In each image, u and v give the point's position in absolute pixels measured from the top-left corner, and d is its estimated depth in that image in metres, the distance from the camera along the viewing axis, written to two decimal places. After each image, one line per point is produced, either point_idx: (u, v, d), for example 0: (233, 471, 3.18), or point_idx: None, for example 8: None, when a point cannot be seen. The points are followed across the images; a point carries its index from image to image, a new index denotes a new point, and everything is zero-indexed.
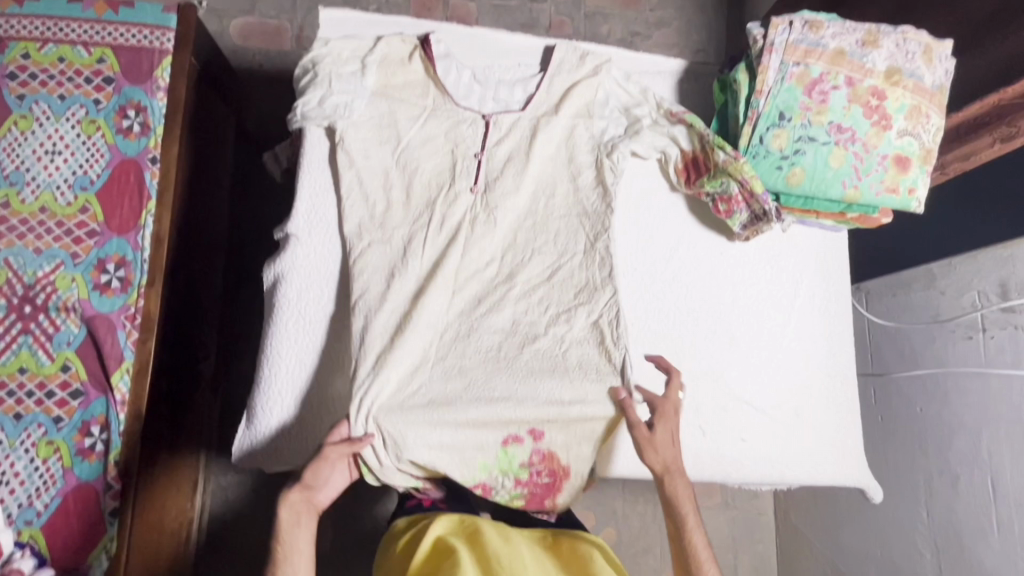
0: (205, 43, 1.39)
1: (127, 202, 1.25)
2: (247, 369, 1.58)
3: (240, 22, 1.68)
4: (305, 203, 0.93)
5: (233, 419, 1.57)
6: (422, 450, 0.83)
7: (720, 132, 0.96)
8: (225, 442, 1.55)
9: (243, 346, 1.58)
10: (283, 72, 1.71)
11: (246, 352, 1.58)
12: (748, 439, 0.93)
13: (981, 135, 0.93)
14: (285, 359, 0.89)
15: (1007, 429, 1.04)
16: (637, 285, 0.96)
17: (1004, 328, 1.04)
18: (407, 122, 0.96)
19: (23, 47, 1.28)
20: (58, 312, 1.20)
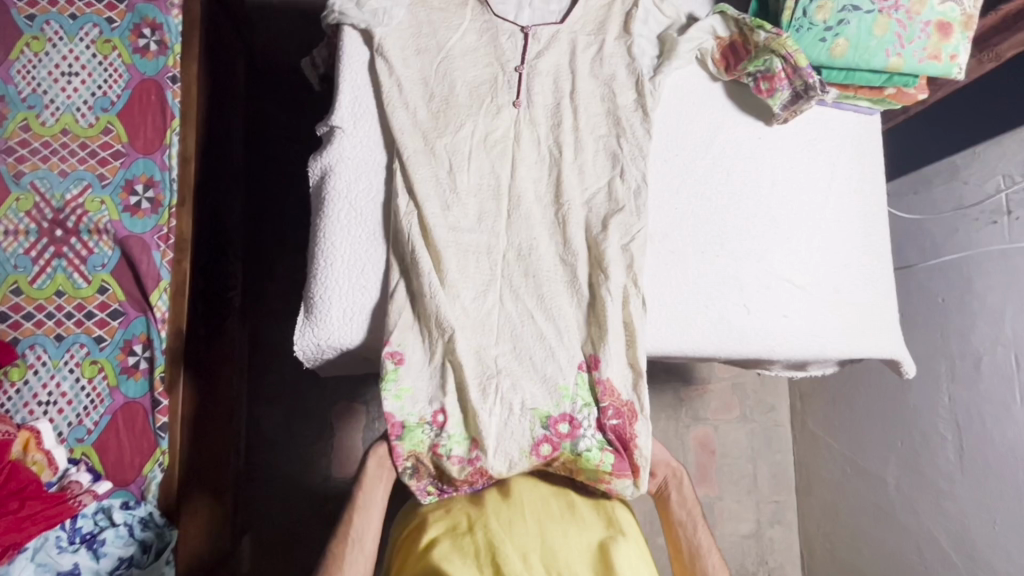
0: None
1: (150, 122, 1.23)
2: (273, 303, 1.58)
3: None
4: (347, 95, 0.91)
5: (261, 352, 1.58)
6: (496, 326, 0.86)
7: (760, 14, 0.95)
8: (254, 374, 1.57)
9: (268, 280, 1.58)
10: None
11: (269, 285, 1.59)
12: (790, 315, 0.96)
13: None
14: (340, 248, 0.89)
15: None
16: (680, 170, 0.97)
17: None
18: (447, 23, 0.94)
19: None
20: (90, 234, 1.20)
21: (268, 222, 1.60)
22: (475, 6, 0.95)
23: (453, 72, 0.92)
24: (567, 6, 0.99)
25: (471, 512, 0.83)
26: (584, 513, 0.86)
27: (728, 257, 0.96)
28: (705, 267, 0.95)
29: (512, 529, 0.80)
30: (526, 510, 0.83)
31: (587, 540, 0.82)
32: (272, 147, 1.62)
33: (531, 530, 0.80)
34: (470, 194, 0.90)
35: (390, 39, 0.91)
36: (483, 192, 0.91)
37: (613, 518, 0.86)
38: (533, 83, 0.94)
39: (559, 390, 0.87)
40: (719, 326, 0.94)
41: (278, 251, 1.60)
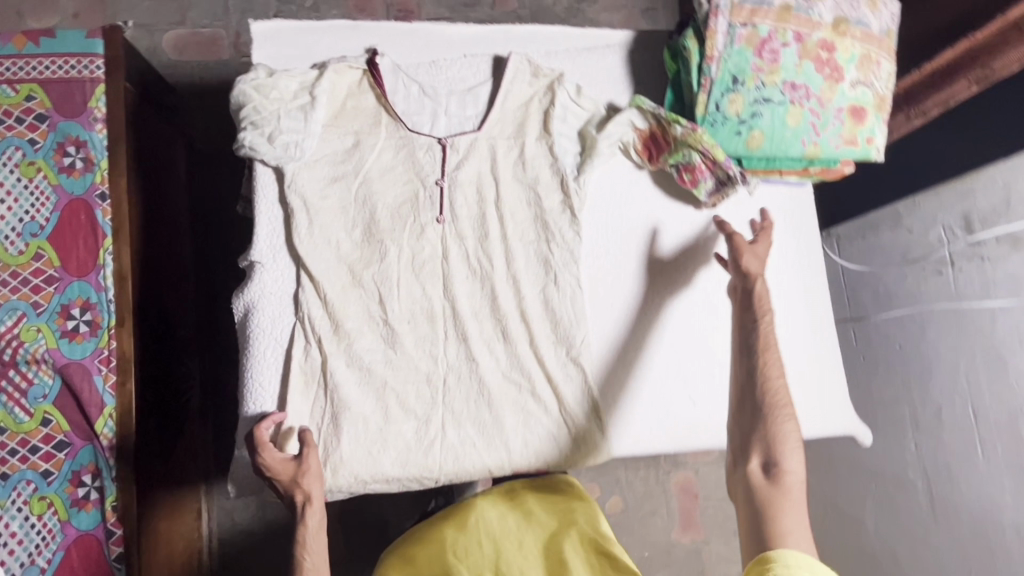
0: (136, 65, 1.33)
1: (82, 243, 1.21)
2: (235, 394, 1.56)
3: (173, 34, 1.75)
4: (265, 228, 0.90)
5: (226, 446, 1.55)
6: (450, 459, 0.88)
7: (676, 102, 0.93)
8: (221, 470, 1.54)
9: (223, 374, 1.54)
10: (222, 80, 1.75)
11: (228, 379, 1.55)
12: None
13: (957, 79, 1.00)
14: (269, 387, 0.87)
15: (982, 355, 1.07)
16: (613, 265, 0.96)
17: (971, 261, 1.07)
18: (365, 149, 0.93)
19: None
20: (28, 365, 1.17)
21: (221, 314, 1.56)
22: (389, 122, 0.94)
23: (372, 195, 0.92)
24: (484, 108, 0.97)
25: (428, 539, 0.88)
26: (543, 516, 0.92)
27: (668, 349, 0.96)
28: (646, 360, 0.95)
29: (469, 556, 0.86)
30: (483, 532, 0.88)
31: (541, 545, 0.88)
32: (219, 237, 1.60)
33: (487, 551, 0.86)
34: (400, 318, 0.90)
35: (304, 172, 0.91)
36: (414, 313, 0.91)
37: (570, 515, 0.91)
38: (455, 197, 0.93)
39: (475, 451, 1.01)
40: (665, 421, 0.94)
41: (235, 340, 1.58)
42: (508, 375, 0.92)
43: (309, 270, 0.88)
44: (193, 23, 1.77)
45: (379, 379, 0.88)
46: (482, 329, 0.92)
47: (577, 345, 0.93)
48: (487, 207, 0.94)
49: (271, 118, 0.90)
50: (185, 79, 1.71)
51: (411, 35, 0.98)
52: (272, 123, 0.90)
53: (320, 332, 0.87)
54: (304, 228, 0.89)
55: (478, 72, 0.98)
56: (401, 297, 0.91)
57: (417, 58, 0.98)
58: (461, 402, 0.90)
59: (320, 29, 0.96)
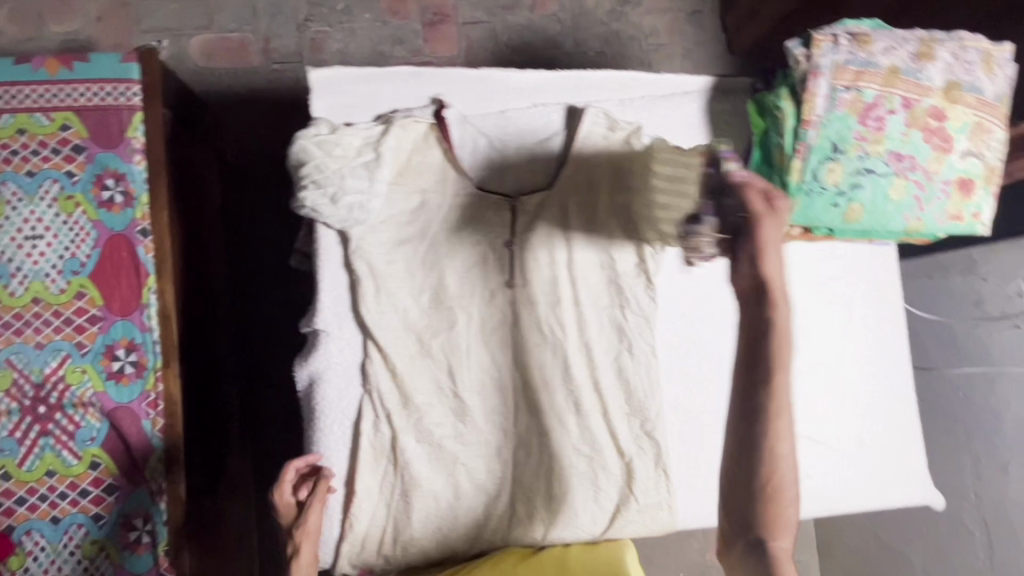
0: (171, 87, 1.26)
1: (124, 281, 1.17)
2: (272, 422, 1.51)
3: (202, 41, 1.62)
4: (329, 293, 0.86)
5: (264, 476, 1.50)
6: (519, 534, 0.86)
7: (764, 162, 0.87)
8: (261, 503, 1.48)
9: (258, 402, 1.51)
10: (254, 88, 1.62)
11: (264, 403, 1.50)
12: (815, 475, 0.92)
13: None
14: (336, 463, 0.84)
15: None
16: (689, 330, 0.92)
17: None
18: (434, 208, 0.88)
19: None
20: (75, 408, 1.14)
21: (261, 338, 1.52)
22: (457, 179, 0.88)
23: (440, 259, 0.88)
24: (554, 162, 0.91)
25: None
26: None
27: None
28: (722, 431, 0.92)
29: None
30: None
31: None
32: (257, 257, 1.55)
33: None
34: (471, 389, 0.87)
35: (370, 236, 0.86)
36: (482, 383, 0.88)
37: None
38: (526, 261, 0.89)
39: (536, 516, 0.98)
40: None
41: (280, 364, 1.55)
42: (580, 449, 0.88)
43: (377, 341, 0.85)
44: (221, 27, 1.63)
45: (449, 454, 0.86)
46: (553, 400, 0.88)
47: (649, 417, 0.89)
48: (558, 270, 0.90)
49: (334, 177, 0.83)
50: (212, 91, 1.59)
51: (479, 82, 0.92)
52: (336, 183, 0.83)
53: (390, 407, 0.85)
54: (371, 296, 0.85)
55: (549, 123, 0.92)
56: (470, 367, 0.87)
57: (484, 108, 0.92)
58: (528, 475, 0.87)
59: (382, 77, 0.90)
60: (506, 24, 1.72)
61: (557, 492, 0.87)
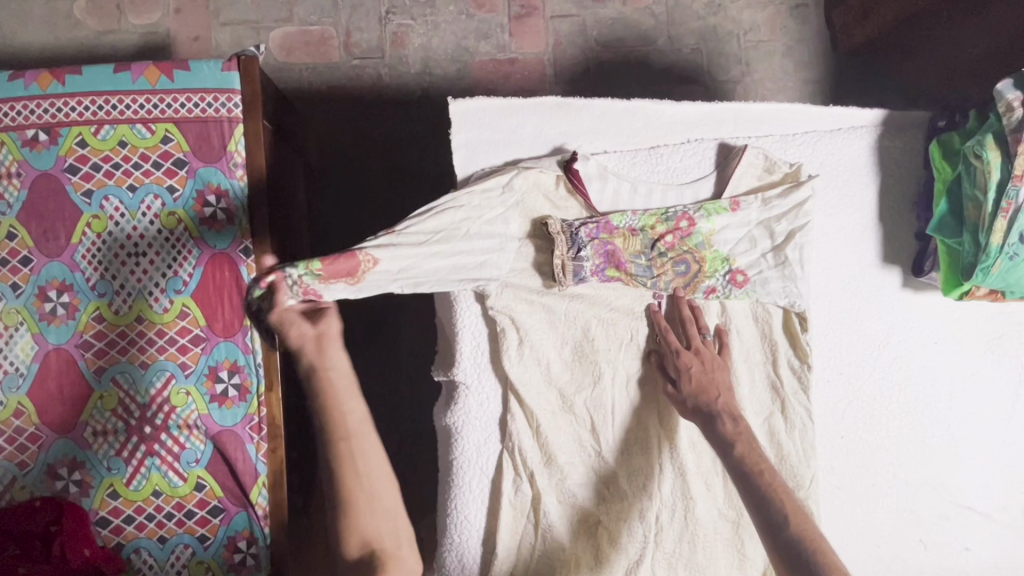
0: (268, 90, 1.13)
1: (228, 301, 1.05)
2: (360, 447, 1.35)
3: (280, 34, 1.36)
4: (468, 342, 0.82)
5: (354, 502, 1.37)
6: None
7: (952, 215, 0.79)
8: None
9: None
10: (339, 87, 1.35)
11: None
12: (973, 547, 0.86)
13: None
14: (475, 521, 0.81)
15: None
16: (847, 390, 0.85)
17: None
18: None
19: (78, 133, 1.04)
20: (180, 429, 1.04)
21: None
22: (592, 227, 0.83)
23: (583, 310, 0.82)
24: None
25: None
26: None
27: (900, 486, 0.86)
28: (876, 500, 0.86)
29: None
30: None
31: None
32: None
33: None
34: (615, 449, 0.83)
35: (513, 286, 0.81)
36: (625, 443, 0.83)
37: None
38: (674, 317, 0.83)
39: None
40: (891, 565, 0.86)
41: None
42: (724, 512, 0.84)
43: (520, 397, 0.81)
44: (300, 18, 1.36)
45: (591, 515, 0.82)
46: (694, 463, 0.83)
47: (802, 483, 0.83)
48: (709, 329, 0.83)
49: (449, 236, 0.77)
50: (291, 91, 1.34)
51: (629, 115, 0.85)
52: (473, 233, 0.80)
53: (532, 465, 0.81)
54: (513, 349, 0.81)
55: (702, 162, 0.85)
56: (612, 426, 0.83)
57: (634, 145, 0.85)
58: (669, 540, 0.83)
59: (529, 109, 0.84)
60: (599, 16, 1.37)
61: (700, 556, 0.83)
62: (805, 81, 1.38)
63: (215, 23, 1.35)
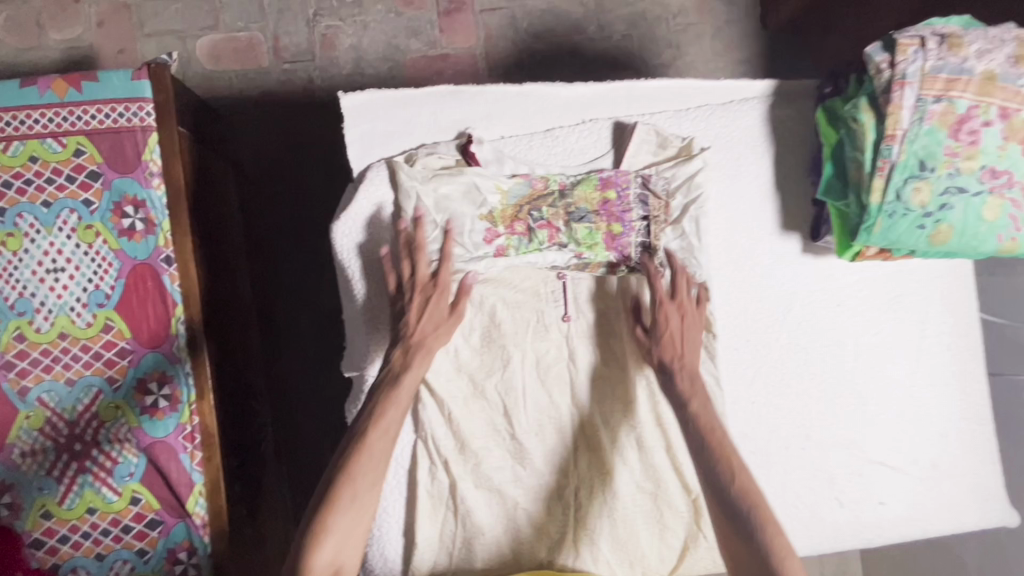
0: (184, 97, 1.09)
1: (153, 311, 1.01)
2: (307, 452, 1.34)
3: (206, 42, 1.34)
4: (374, 335, 0.82)
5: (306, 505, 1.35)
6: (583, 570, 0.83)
7: (837, 177, 0.81)
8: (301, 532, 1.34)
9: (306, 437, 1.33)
10: (268, 93, 1.34)
11: (303, 430, 1.34)
12: (887, 501, 0.88)
13: None
14: (394, 514, 0.82)
15: None
16: (755, 357, 0.87)
17: None
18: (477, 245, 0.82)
19: None
20: (111, 444, 1.00)
21: (306, 357, 1.34)
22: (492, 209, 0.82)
23: (488, 296, 0.83)
24: None
25: None
26: None
27: (814, 447, 0.87)
28: (792, 463, 0.87)
29: None
30: None
31: None
32: (292, 267, 1.34)
33: None
34: (529, 431, 0.83)
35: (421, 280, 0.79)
36: (540, 424, 0.83)
37: None
38: (579, 295, 0.84)
39: None
40: (810, 524, 0.87)
41: (329, 388, 1.34)
42: (642, 484, 0.85)
43: (430, 387, 0.81)
44: (227, 25, 1.34)
45: (509, 497, 0.82)
46: (609, 437, 0.84)
47: None
48: (615, 312, 0.85)
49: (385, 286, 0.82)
50: (219, 100, 1.33)
51: (522, 98, 0.86)
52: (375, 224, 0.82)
53: (445, 453, 0.81)
54: None
55: (599, 142, 0.86)
56: (526, 411, 0.83)
57: (529, 128, 0.86)
58: (590, 517, 0.83)
59: (422, 100, 0.84)
60: (528, 8, 1.36)
61: (623, 529, 0.84)
62: (733, 61, 1.39)
63: (137, 33, 1.33)
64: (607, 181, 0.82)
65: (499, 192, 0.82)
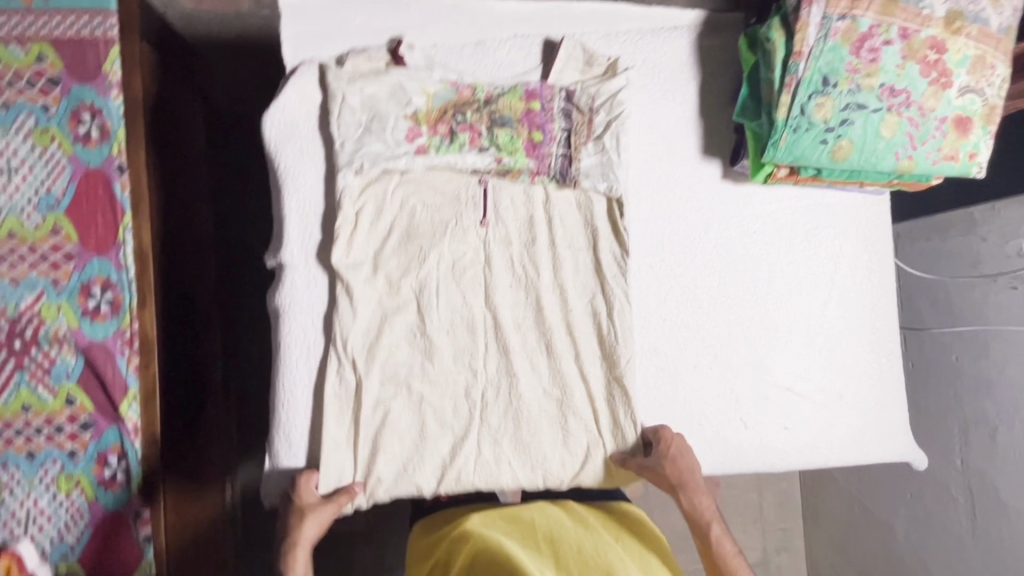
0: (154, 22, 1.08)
1: (101, 218, 0.98)
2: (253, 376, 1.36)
3: None
4: (296, 226, 0.84)
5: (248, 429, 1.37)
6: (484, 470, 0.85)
7: (751, 99, 0.83)
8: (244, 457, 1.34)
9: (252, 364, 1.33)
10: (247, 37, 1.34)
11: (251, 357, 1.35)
12: (791, 427, 0.90)
13: None
14: (301, 400, 0.83)
15: None
16: (666, 275, 0.90)
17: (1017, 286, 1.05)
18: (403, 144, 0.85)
19: None
20: (50, 344, 0.96)
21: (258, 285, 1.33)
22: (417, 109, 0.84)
23: (409, 196, 0.85)
24: None
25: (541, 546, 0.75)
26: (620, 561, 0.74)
27: (721, 367, 0.90)
28: (698, 382, 0.89)
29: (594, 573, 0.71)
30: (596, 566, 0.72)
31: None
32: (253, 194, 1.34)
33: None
34: (439, 330, 0.85)
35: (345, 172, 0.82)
36: (452, 324, 0.85)
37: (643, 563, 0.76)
38: (500, 203, 0.87)
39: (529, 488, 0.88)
40: (713, 443, 0.89)
41: None
42: (549, 390, 0.87)
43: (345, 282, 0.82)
44: None
45: (416, 393, 0.84)
46: (519, 342, 0.86)
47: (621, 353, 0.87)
48: (534, 223, 0.87)
49: (312, 168, 0.84)
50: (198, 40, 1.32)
51: (456, 11, 0.90)
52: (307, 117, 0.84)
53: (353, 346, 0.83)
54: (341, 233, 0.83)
55: (528, 57, 0.89)
56: (439, 311, 0.85)
57: (461, 40, 0.89)
58: (496, 418, 0.86)
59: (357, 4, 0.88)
60: None
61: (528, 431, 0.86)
62: None
63: None
64: (533, 91, 0.85)
65: (425, 95, 0.84)
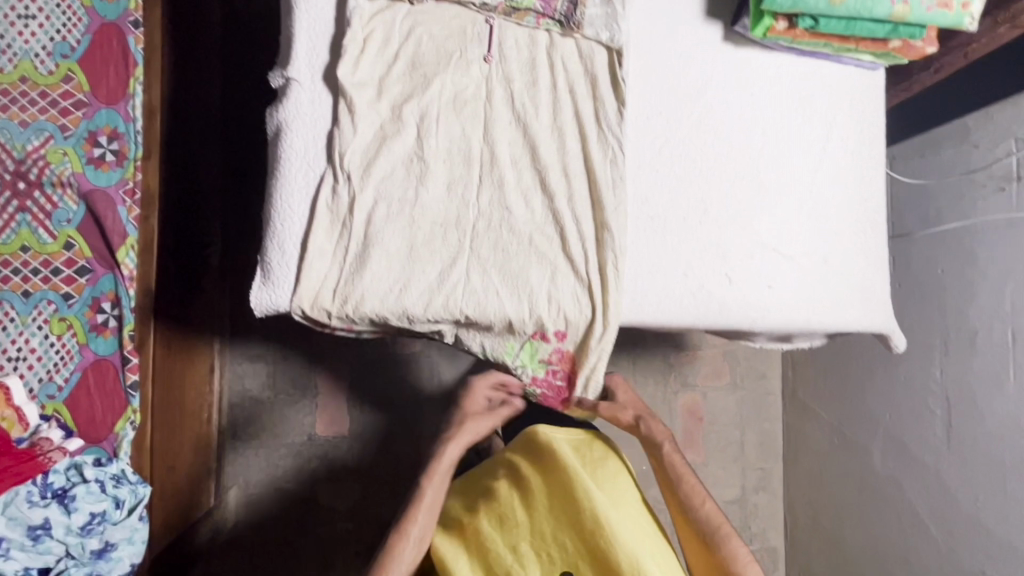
0: None
1: (113, 70, 1.04)
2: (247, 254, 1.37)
3: None
4: (304, 45, 0.86)
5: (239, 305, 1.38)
6: (470, 299, 0.86)
7: None
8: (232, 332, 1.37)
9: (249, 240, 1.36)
10: None
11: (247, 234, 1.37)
12: (774, 285, 0.92)
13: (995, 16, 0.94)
14: (297, 214, 0.85)
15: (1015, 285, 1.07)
16: (663, 129, 0.91)
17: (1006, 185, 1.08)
18: None
19: None
20: (54, 188, 1.02)
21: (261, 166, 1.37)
22: None
23: (416, 27, 0.87)
24: None
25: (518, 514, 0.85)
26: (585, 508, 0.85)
27: (711, 222, 0.92)
28: (686, 234, 0.91)
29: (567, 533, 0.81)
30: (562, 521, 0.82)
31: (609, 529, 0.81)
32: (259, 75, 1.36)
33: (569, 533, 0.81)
34: (436, 157, 0.86)
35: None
36: (450, 153, 0.87)
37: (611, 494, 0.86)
38: (505, 42, 0.89)
39: (505, 347, 0.91)
40: (697, 295, 0.90)
41: None
42: (541, 228, 0.88)
43: (348, 99, 0.84)
44: None
45: (411, 215, 0.86)
46: (514, 177, 0.88)
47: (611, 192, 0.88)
48: (536, 64, 0.89)
49: None
50: None
51: None
52: None
53: (349, 164, 0.84)
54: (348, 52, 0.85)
55: None
56: (438, 140, 0.87)
57: None
58: (487, 249, 0.87)
59: None
60: None
61: (516, 265, 0.87)
62: None
63: None
64: None
65: None
